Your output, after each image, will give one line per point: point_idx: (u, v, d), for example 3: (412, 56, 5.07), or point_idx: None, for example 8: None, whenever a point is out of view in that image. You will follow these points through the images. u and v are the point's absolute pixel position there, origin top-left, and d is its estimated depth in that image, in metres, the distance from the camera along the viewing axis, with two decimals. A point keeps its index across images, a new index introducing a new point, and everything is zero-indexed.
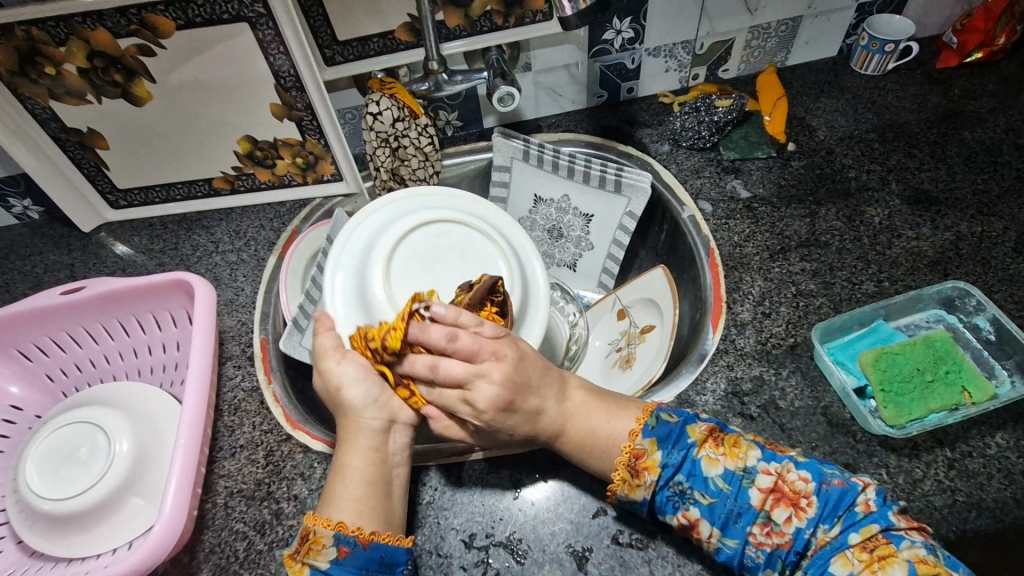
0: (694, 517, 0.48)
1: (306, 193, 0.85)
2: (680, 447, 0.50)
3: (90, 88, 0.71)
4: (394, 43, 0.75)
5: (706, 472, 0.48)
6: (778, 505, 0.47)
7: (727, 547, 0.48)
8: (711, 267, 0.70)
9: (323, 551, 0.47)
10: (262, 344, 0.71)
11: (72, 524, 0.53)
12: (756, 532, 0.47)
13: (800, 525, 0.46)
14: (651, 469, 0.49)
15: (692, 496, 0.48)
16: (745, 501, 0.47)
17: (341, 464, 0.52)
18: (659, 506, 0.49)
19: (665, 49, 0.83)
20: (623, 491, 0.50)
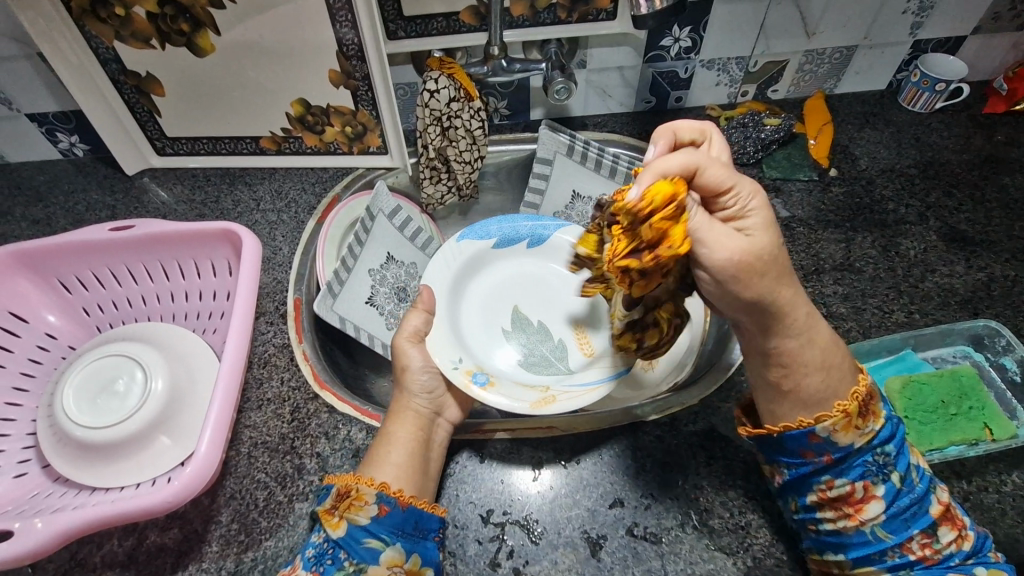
0: (875, 491, 0.47)
1: (350, 162, 0.86)
2: (896, 423, 0.50)
3: (156, 33, 0.72)
4: (457, 25, 0.76)
5: (913, 460, 0.48)
6: (947, 526, 0.47)
7: (873, 532, 0.47)
8: None
9: (365, 507, 0.50)
10: (296, 304, 0.72)
11: (102, 453, 0.55)
12: (915, 538, 0.47)
13: (953, 552, 0.47)
14: (876, 419, 0.48)
15: (889, 473, 0.47)
16: (927, 507, 0.47)
17: (392, 435, 0.55)
18: (850, 463, 0.48)
19: (719, 63, 0.84)
20: (840, 427, 0.47)
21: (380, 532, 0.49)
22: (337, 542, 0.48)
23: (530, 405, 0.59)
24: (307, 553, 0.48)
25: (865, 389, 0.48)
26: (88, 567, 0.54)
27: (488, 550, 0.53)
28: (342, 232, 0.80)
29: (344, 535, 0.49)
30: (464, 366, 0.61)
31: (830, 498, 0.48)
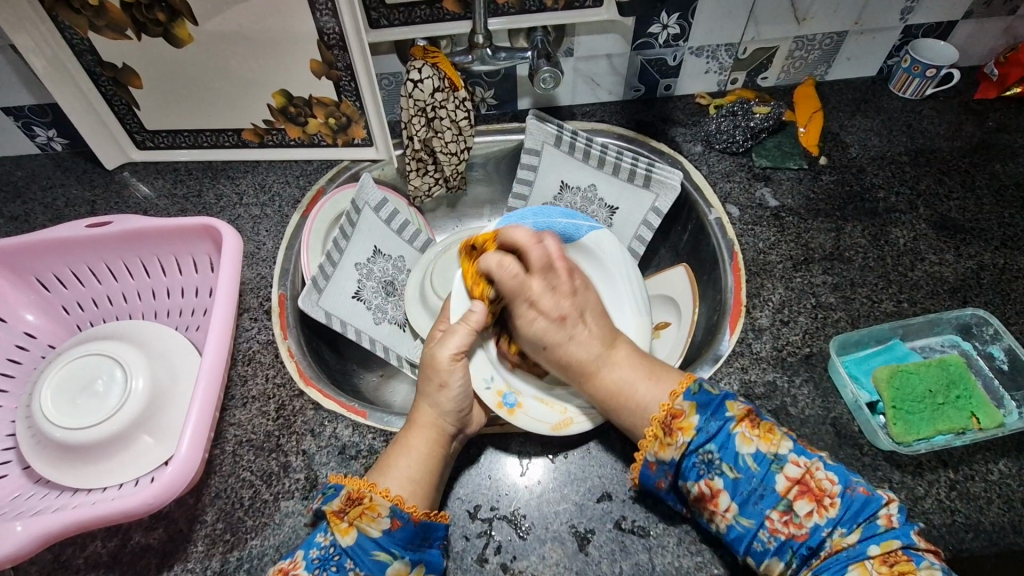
0: (717, 488, 0.49)
1: (335, 154, 0.84)
2: (718, 418, 0.50)
3: (131, 23, 0.70)
4: (441, 13, 0.74)
5: (740, 449, 0.49)
6: (802, 498, 0.47)
7: (739, 526, 0.48)
8: (734, 271, 0.70)
9: (375, 518, 0.49)
10: (281, 300, 0.71)
11: (82, 455, 0.54)
12: (774, 518, 0.48)
13: (819, 522, 0.47)
14: (685, 431, 0.50)
15: (719, 468, 0.49)
16: (771, 485, 0.48)
17: (412, 441, 0.54)
18: (681, 468, 0.50)
19: (708, 50, 0.83)
20: (652, 447, 0.51)
21: (390, 545, 0.49)
22: (345, 549, 0.48)
23: (551, 426, 0.58)
24: (312, 552, 0.48)
25: (668, 409, 0.51)
26: (72, 568, 0.53)
27: (475, 546, 0.53)
28: (327, 225, 0.79)
29: (352, 543, 0.48)
30: (495, 385, 0.60)
31: (693, 501, 0.50)
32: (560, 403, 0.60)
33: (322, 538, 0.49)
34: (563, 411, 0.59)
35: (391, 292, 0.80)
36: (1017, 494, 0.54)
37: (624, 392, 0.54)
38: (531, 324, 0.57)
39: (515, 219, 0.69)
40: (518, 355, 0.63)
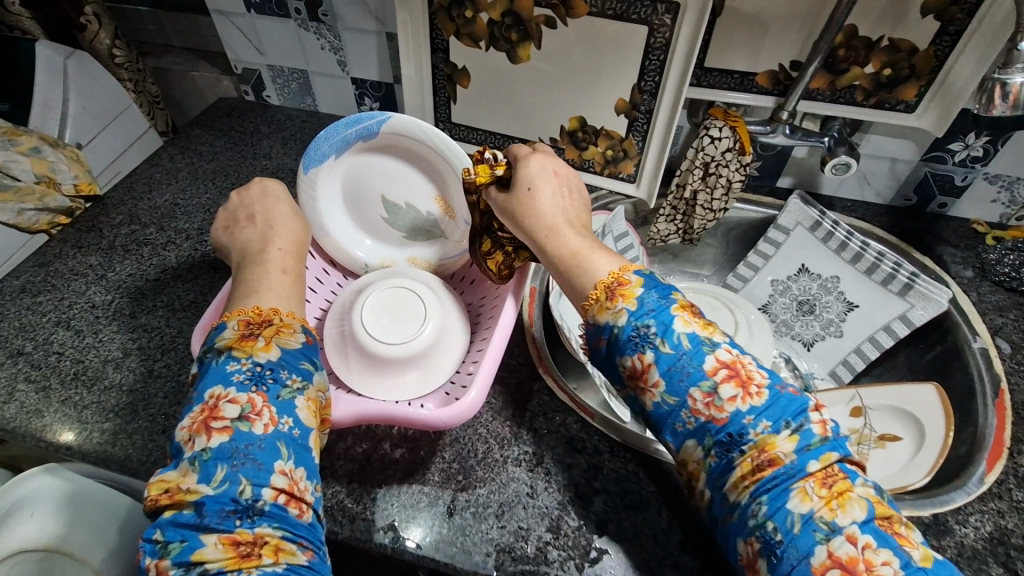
0: (648, 361, 0.45)
1: (597, 181, 0.93)
2: (660, 295, 0.48)
3: (487, 37, 0.84)
4: (749, 84, 0.79)
5: (677, 325, 0.45)
6: (728, 381, 0.43)
7: (665, 404, 0.45)
8: (997, 408, 0.66)
9: (290, 332, 0.51)
10: (531, 291, 0.79)
11: (374, 365, 0.63)
12: (695, 397, 0.44)
13: (741, 409, 0.43)
14: (627, 298, 0.48)
15: (653, 342, 0.46)
16: (698, 363, 0.44)
17: (279, 267, 0.59)
18: (620, 337, 0.47)
19: (1006, 180, 0.80)
20: (593, 310, 0.49)
21: (312, 357, 0.52)
22: (271, 363, 0.48)
23: None
24: (230, 372, 0.47)
25: (619, 277, 0.49)
26: (334, 455, 0.63)
27: None
28: None
29: (275, 358, 0.49)
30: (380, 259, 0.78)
31: (628, 377, 0.47)
32: (424, 259, 0.77)
33: (240, 364, 0.47)
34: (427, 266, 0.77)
35: None
36: None
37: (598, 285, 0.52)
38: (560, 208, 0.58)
39: (332, 135, 0.72)
40: (382, 228, 0.78)
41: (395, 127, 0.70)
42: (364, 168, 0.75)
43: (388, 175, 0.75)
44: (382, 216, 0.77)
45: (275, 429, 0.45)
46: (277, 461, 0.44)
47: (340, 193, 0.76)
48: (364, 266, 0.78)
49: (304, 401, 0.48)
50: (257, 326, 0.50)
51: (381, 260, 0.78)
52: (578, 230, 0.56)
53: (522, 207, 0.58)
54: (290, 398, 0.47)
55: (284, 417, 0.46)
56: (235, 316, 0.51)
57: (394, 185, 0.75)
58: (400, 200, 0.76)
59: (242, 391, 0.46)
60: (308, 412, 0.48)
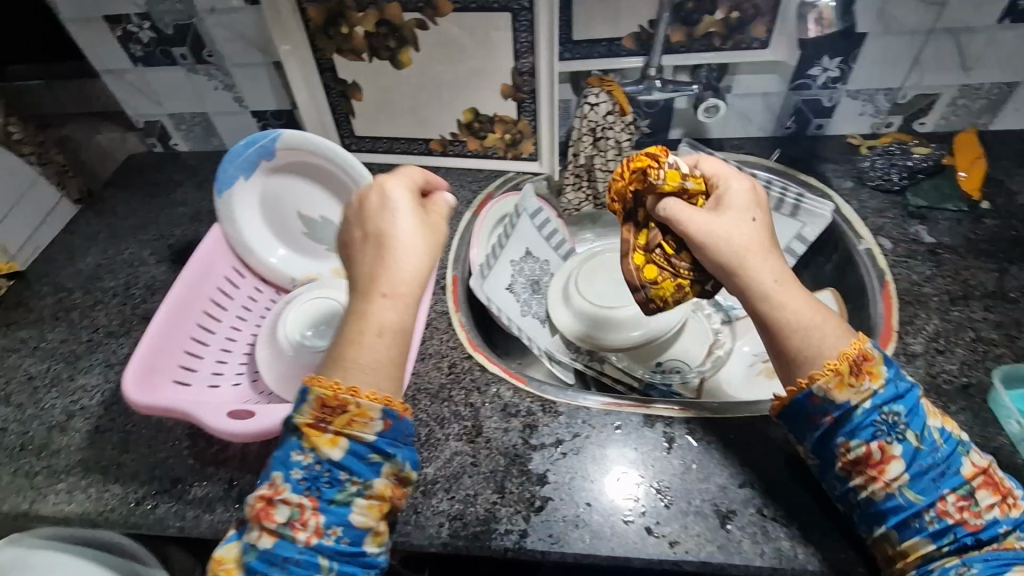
0: (892, 453, 0.49)
1: (504, 165, 0.97)
2: (906, 382, 0.52)
3: (367, 49, 0.88)
4: (618, 49, 0.84)
5: (928, 419, 0.50)
6: (985, 489, 0.49)
7: (904, 498, 0.49)
8: (884, 298, 0.71)
9: (364, 421, 0.48)
10: (454, 280, 0.83)
11: (305, 374, 0.66)
12: (947, 499, 0.48)
13: (998, 517, 0.48)
14: (874, 377, 0.50)
15: (903, 433, 0.49)
16: (957, 468, 0.49)
17: (373, 313, 0.49)
18: (857, 421, 0.50)
19: (866, 93, 0.87)
20: (830, 385, 0.50)
21: (383, 446, 0.49)
22: (332, 463, 0.47)
23: None
24: (297, 473, 0.47)
25: (861, 347, 0.51)
26: None
27: (621, 506, 0.59)
28: (492, 224, 0.93)
29: (337, 456, 0.48)
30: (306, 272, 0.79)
31: (850, 463, 0.50)
32: (347, 268, 0.79)
33: (304, 457, 0.48)
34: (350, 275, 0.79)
35: (536, 291, 0.92)
36: None
37: (810, 329, 0.52)
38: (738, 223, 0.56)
39: (232, 160, 0.71)
40: (305, 242, 0.79)
41: (291, 144, 0.69)
42: (275, 185, 0.75)
43: (299, 190, 0.75)
44: (302, 230, 0.78)
45: (317, 543, 0.47)
46: (315, 572, 0.47)
47: (256, 214, 0.76)
48: (292, 280, 0.79)
49: (362, 504, 0.48)
50: (331, 412, 0.48)
51: (307, 274, 0.79)
52: (744, 228, 0.56)
53: (748, 236, 0.56)
54: (342, 502, 0.48)
55: (330, 527, 0.47)
56: (313, 391, 0.48)
57: (308, 199, 0.76)
58: (315, 213, 0.77)
59: (295, 494, 0.47)
60: (365, 514, 0.48)
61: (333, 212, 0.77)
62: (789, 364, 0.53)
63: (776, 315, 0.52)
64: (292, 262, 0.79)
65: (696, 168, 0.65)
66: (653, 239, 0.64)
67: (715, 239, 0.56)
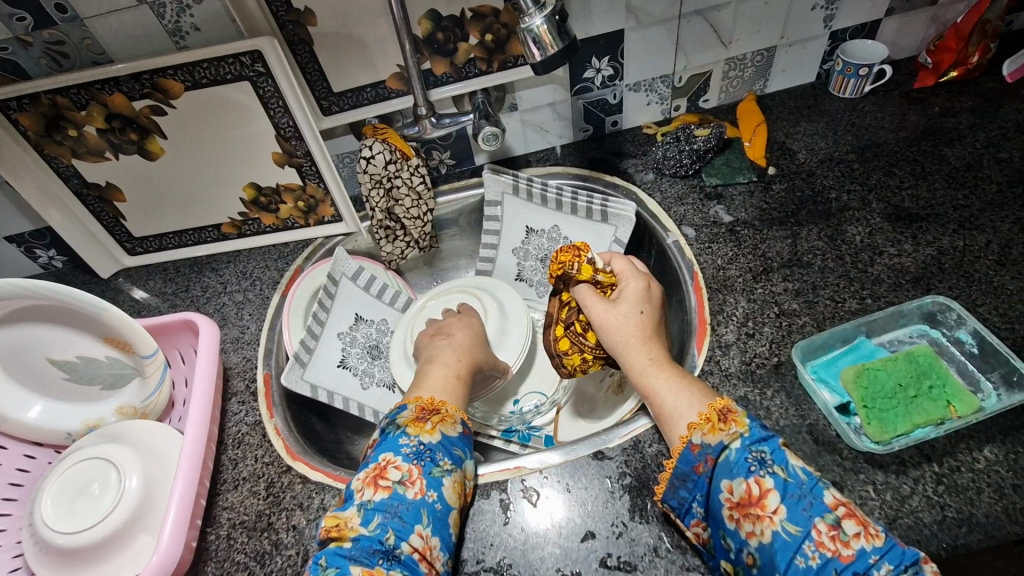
0: (767, 486, 0.46)
1: (307, 233, 0.90)
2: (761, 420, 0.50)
3: (108, 146, 0.78)
4: (386, 92, 0.79)
5: (793, 454, 0.48)
6: (851, 519, 0.44)
7: (784, 533, 0.44)
8: (695, 291, 0.71)
9: (450, 422, 0.58)
10: (265, 380, 0.74)
11: (83, 557, 0.55)
12: (821, 529, 0.44)
13: (866, 548, 0.42)
14: (740, 423, 0.49)
15: (771, 467, 0.47)
16: (820, 497, 0.45)
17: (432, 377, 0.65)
18: (731, 460, 0.48)
19: (645, 84, 0.87)
20: (702, 430, 0.50)
21: (459, 445, 0.57)
22: (432, 444, 0.55)
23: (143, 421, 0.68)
24: (406, 448, 0.54)
25: (725, 402, 0.52)
26: None
27: None
28: (306, 301, 0.83)
29: (438, 440, 0.55)
30: (84, 420, 0.67)
31: (733, 505, 0.47)
32: (130, 404, 0.68)
33: (411, 439, 0.54)
34: (135, 412, 0.67)
35: (377, 356, 0.84)
36: (1008, 480, 0.52)
37: (676, 406, 0.53)
38: (631, 316, 0.59)
39: None
40: (74, 389, 0.67)
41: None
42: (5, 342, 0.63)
43: (39, 336, 0.64)
44: (61, 377, 0.66)
45: (421, 500, 0.51)
46: (418, 524, 0.50)
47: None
48: (68, 434, 0.66)
49: (451, 480, 0.54)
50: (430, 412, 0.58)
51: (86, 422, 0.67)
52: (635, 324, 0.59)
53: (624, 326, 0.59)
54: (440, 476, 0.53)
55: (432, 490, 0.52)
56: (413, 402, 0.59)
57: (56, 343, 0.65)
58: (70, 355, 0.66)
59: (406, 460, 0.53)
60: (452, 494, 0.53)
61: (95, 348, 0.66)
62: (666, 426, 0.53)
63: (652, 396, 0.55)
64: (63, 416, 0.67)
65: (609, 265, 0.64)
66: (569, 317, 0.65)
67: (607, 326, 0.59)
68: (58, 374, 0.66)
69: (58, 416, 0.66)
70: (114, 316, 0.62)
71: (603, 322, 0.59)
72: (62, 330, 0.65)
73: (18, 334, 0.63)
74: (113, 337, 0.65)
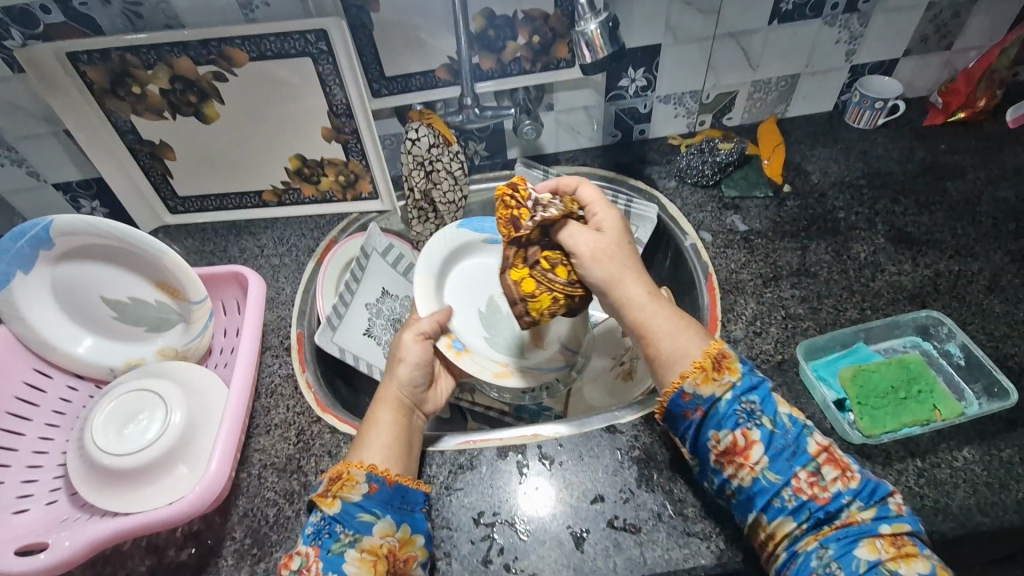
0: (752, 437, 0.51)
1: (345, 207, 0.94)
2: (755, 375, 0.54)
3: (167, 106, 0.82)
4: (434, 81, 0.85)
5: (779, 406, 0.52)
6: (829, 464, 0.50)
7: (765, 478, 0.50)
8: (709, 290, 0.76)
9: (355, 484, 0.54)
10: (298, 337, 0.78)
11: (127, 478, 0.59)
12: (801, 476, 0.50)
13: (842, 489, 0.49)
14: (733, 372, 0.53)
15: (759, 418, 0.51)
16: (803, 446, 0.51)
17: (379, 419, 0.61)
18: (721, 412, 0.52)
19: (675, 97, 0.93)
20: (698, 380, 0.53)
21: (372, 506, 0.54)
22: (332, 517, 0.52)
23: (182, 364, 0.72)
24: (308, 529, 0.53)
25: (719, 348, 0.54)
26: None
27: (480, 549, 0.57)
28: (338, 270, 0.88)
29: (338, 511, 0.53)
30: (127, 358, 0.71)
31: (720, 452, 0.52)
32: (172, 347, 0.72)
33: (314, 517, 0.53)
34: (177, 355, 0.71)
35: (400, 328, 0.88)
36: (982, 478, 0.57)
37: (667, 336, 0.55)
38: (616, 249, 0.60)
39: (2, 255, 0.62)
40: (120, 328, 0.71)
41: (67, 227, 0.62)
42: (67, 275, 0.67)
43: (96, 274, 0.68)
44: (111, 316, 0.70)
45: None
46: None
47: (53, 310, 0.68)
48: (111, 370, 0.70)
49: (355, 555, 0.51)
50: (338, 477, 0.55)
51: (128, 360, 0.71)
52: (614, 255, 0.59)
53: (616, 254, 0.59)
54: (337, 553, 0.51)
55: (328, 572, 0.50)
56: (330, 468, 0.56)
57: (110, 282, 0.69)
58: (122, 295, 0.70)
59: (304, 547, 0.52)
60: (357, 565, 0.50)
61: (146, 291, 0.70)
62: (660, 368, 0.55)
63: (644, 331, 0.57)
64: (109, 352, 0.71)
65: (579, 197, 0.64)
66: (529, 254, 0.63)
67: (597, 255, 0.59)
68: (108, 312, 0.70)
69: (105, 352, 0.71)
70: (172, 260, 0.66)
71: (580, 253, 0.59)
72: (117, 271, 0.68)
73: (79, 269, 0.67)
74: (164, 282, 0.69)
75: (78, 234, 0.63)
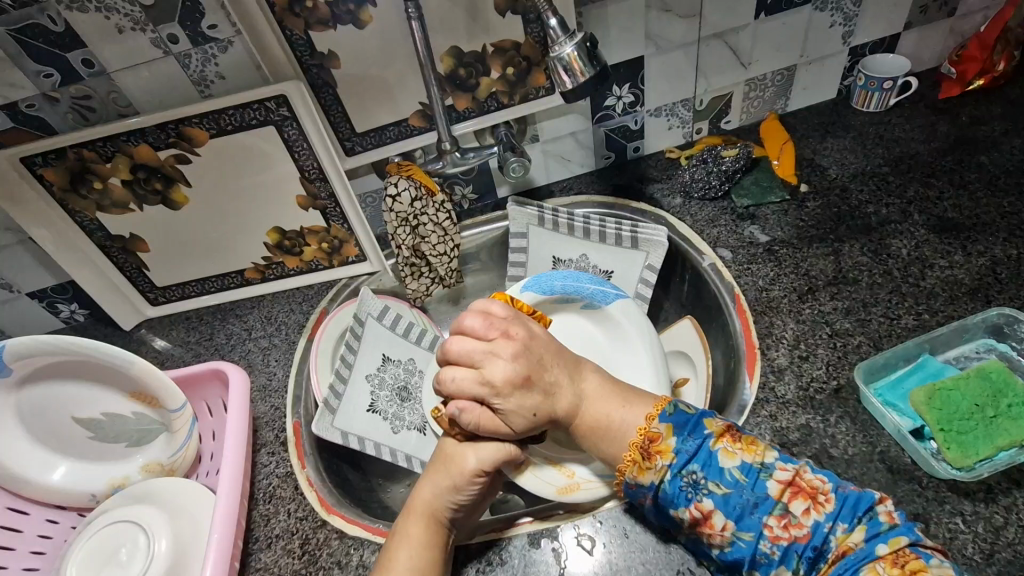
0: (707, 508, 0.47)
1: (333, 274, 0.88)
2: (695, 437, 0.50)
3: (133, 197, 0.78)
4: (408, 130, 0.79)
5: (721, 464, 0.48)
6: (796, 497, 0.46)
7: (741, 541, 0.46)
8: (739, 314, 0.68)
9: None
10: (295, 428, 0.71)
11: None
12: (771, 524, 0.46)
13: (819, 519, 0.45)
14: (664, 454, 0.50)
15: (705, 487, 0.48)
16: (762, 491, 0.46)
17: (407, 532, 0.53)
18: (668, 494, 0.49)
19: (666, 109, 0.87)
20: (632, 472, 0.51)
21: None
22: None
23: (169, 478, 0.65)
24: None
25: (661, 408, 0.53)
26: None
27: None
28: (333, 344, 0.81)
29: None
30: (109, 480, 0.65)
31: (689, 526, 0.49)
32: (156, 461, 0.65)
33: None
34: (162, 469, 0.64)
35: (407, 398, 0.80)
36: None
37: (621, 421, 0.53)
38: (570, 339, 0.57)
39: None
40: (98, 447, 0.64)
41: (24, 349, 0.57)
42: (33, 399, 0.61)
43: (66, 393, 0.62)
44: (87, 435, 0.64)
45: None
46: None
47: (22, 440, 0.61)
48: (92, 496, 0.64)
49: None
50: None
51: (110, 482, 0.64)
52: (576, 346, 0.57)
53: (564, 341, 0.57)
54: None
55: None
56: None
57: (82, 399, 0.63)
58: (96, 412, 0.64)
59: None
60: None
61: (121, 404, 0.64)
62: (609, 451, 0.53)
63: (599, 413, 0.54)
64: (88, 475, 0.64)
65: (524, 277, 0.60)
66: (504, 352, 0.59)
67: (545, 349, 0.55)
68: (83, 432, 0.64)
69: (83, 477, 0.64)
70: (143, 367, 0.60)
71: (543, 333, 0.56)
72: (88, 386, 0.63)
73: (46, 391, 0.61)
74: (140, 391, 0.63)
75: (38, 354, 0.58)
